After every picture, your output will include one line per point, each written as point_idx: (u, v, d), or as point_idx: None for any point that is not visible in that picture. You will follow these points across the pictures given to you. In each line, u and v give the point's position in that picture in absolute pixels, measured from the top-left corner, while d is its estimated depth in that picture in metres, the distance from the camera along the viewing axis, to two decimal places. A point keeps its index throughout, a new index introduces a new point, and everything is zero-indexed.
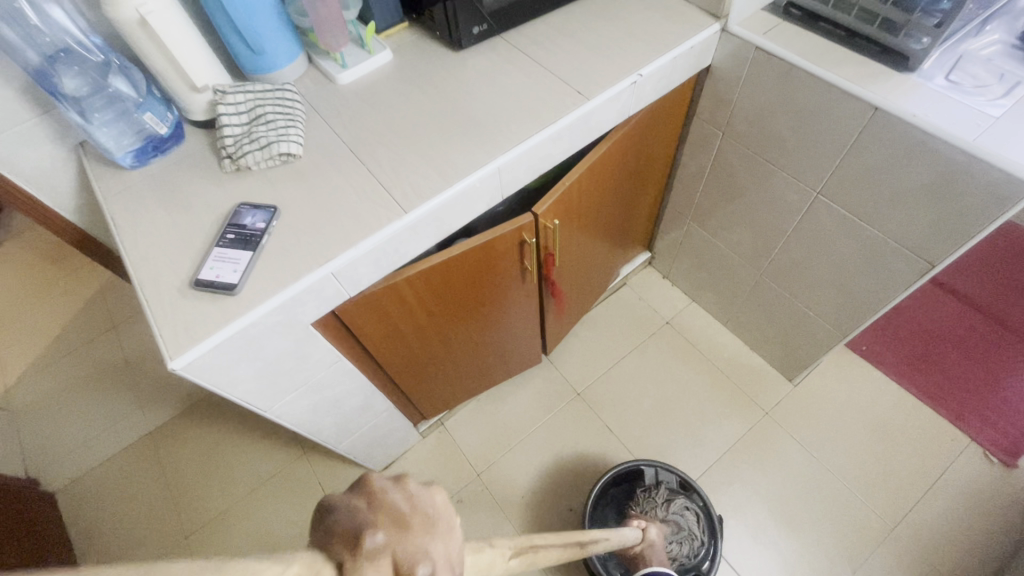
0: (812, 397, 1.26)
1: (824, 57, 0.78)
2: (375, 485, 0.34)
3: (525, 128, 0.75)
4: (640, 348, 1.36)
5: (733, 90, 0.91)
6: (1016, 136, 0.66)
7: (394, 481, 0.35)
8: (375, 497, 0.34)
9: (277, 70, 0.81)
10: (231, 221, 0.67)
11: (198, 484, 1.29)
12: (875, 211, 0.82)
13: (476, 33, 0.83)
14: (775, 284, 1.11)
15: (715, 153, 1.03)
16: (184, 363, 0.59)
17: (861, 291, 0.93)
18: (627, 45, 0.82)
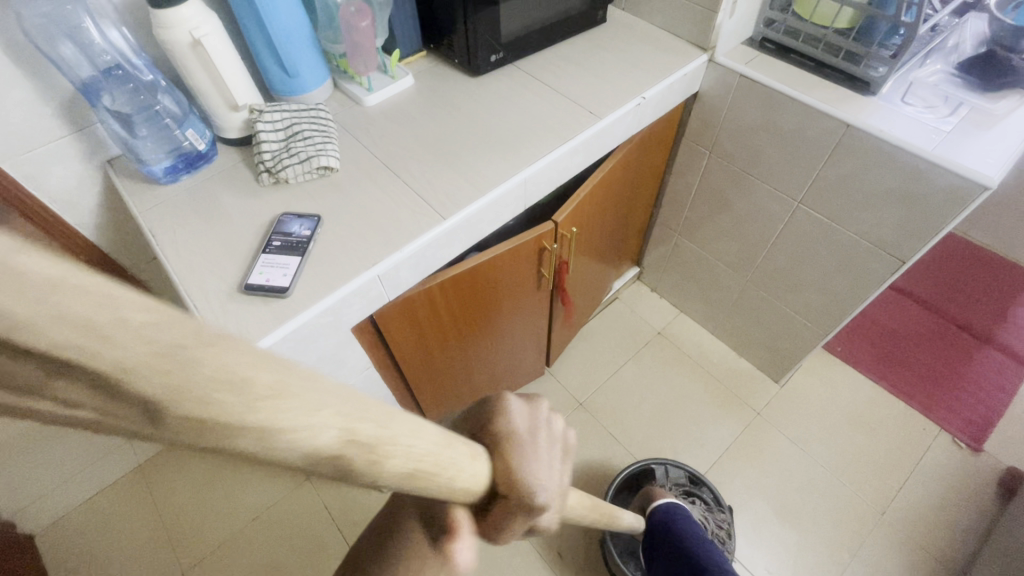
0: (797, 396, 1.35)
1: (798, 83, 0.90)
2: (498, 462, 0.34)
3: (545, 143, 0.82)
4: (636, 358, 1.43)
5: (719, 114, 1.02)
6: (966, 146, 0.77)
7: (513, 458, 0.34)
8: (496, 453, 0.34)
9: (307, 93, 0.85)
10: (276, 229, 0.70)
11: (194, 517, 1.24)
12: (851, 216, 0.93)
13: (493, 61, 0.90)
14: (760, 290, 1.21)
15: (702, 171, 1.14)
16: None
17: (841, 290, 1.04)
18: (627, 72, 0.92)
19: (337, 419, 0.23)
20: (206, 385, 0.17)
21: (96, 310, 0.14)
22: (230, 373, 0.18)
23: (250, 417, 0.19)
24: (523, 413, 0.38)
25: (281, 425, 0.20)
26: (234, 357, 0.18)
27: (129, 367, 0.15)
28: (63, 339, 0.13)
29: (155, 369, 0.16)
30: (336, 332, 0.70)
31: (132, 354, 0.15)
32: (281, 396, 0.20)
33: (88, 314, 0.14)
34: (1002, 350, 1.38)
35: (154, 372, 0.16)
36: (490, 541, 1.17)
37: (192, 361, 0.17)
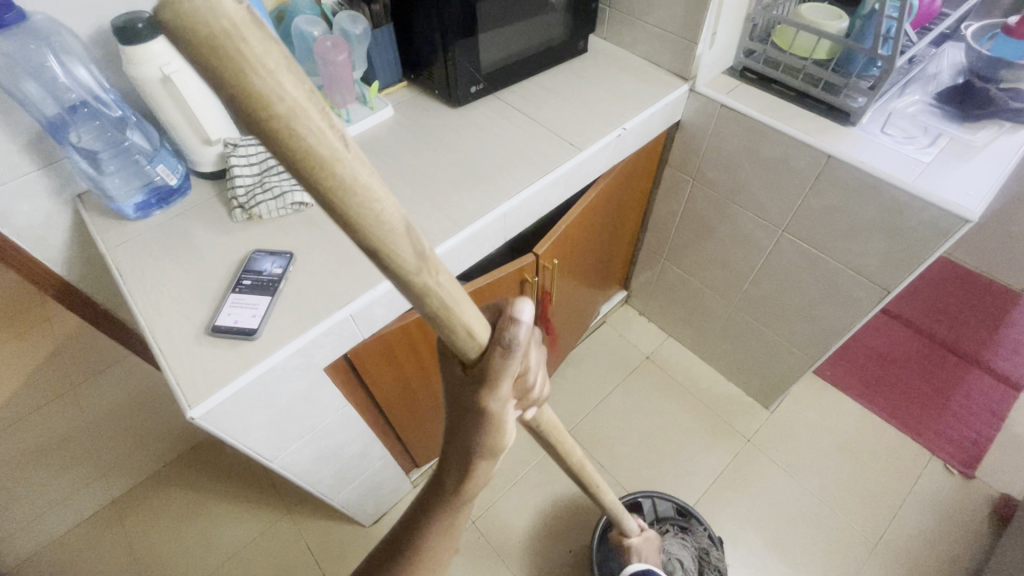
0: (787, 422, 1.33)
1: (778, 112, 0.90)
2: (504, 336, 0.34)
3: (524, 175, 0.81)
4: (624, 384, 1.41)
5: (701, 142, 1.02)
6: (947, 178, 0.77)
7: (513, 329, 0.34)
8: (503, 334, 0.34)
9: None
10: (246, 267, 0.68)
11: (169, 554, 1.20)
12: (834, 245, 0.92)
13: (473, 92, 0.90)
14: (747, 316, 1.20)
15: (686, 198, 1.13)
16: (203, 412, 0.58)
17: (827, 318, 1.03)
18: (608, 102, 0.91)
19: (430, 265, 0.28)
20: (350, 199, 0.23)
21: (295, 97, 0.20)
22: (372, 202, 0.23)
23: (371, 230, 0.24)
24: (516, 331, 0.34)
25: (394, 248, 0.26)
26: (377, 190, 0.24)
27: (307, 153, 0.21)
28: (289, 121, 0.20)
29: (319, 158, 0.21)
30: (308, 373, 0.67)
31: (298, 97, 0.20)
32: (397, 231, 0.25)
33: (286, 100, 0.20)
34: (992, 374, 1.37)
35: (331, 169, 0.22)
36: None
37: (356, 168, 0.23)
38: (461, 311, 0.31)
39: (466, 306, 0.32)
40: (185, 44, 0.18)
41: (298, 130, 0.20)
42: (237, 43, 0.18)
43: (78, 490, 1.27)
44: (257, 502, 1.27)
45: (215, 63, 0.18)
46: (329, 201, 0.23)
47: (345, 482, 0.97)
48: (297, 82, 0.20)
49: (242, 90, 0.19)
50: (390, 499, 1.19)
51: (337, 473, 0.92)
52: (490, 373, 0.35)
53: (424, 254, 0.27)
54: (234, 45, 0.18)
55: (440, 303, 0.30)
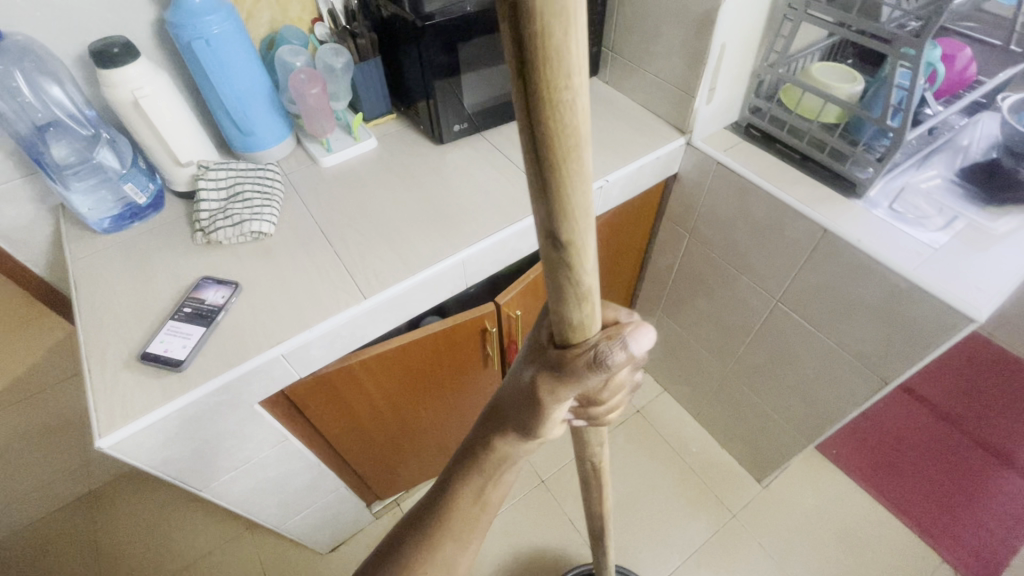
0: (780, 501, 1.23)
1: (776, 177, 0.83)
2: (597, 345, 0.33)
3: (491, 222, 0.78)
4: (609, 437, 1.34)
5: (697, 198, 0.96)
6: (955, 269, 0.69)
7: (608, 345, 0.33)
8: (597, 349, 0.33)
9: (265, 150, 0.84)
10: (191, 294, 0.68)
11: (129, 555, 1.21)
12: (831, 324, 0.84)
13: (457, 130, 0.89)
14: (742, 383, 1.12)
15: (682, 253, 1.07)
16: (112, 444, 0.57)
17: (823, 399, 0.94)
18: (595, 151, 0.88)
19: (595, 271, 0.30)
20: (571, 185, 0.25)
21: (572, 86, 0.22)
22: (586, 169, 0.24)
23: (567, 215, 0.26)
24: (639, 347, 0.33)
25: (579, 242, 0.27)
26: (587, 165, 0.25)
27: (547, 133, 0.23)
28: (558, 57, 0.21)
29: (566, 141, 0.23)
30: (235, 408, 0.66)
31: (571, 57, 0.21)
32: (586, 228, 0.27)
33: (568, 93, 0.22)
34: None
35: (564, 123, 0.23)
36: None
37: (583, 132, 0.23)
38: (593, 304, 0.31)
39: (589, 306, 0.31)
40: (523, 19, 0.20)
41: (569, 110, 0.22)
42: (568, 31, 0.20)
43: None
44: (221, 514, 1.26)
45: None
46: (551, 182, 0.24)
47: (292, 512, 0.95)
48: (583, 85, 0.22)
49: (548, 74, 0.21)
50: (348, 530, 1.16)
51: (281, 503, 0.90)
52: (582, 375, 0.34)
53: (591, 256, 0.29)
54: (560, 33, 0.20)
55: (575, 301, 0.31)
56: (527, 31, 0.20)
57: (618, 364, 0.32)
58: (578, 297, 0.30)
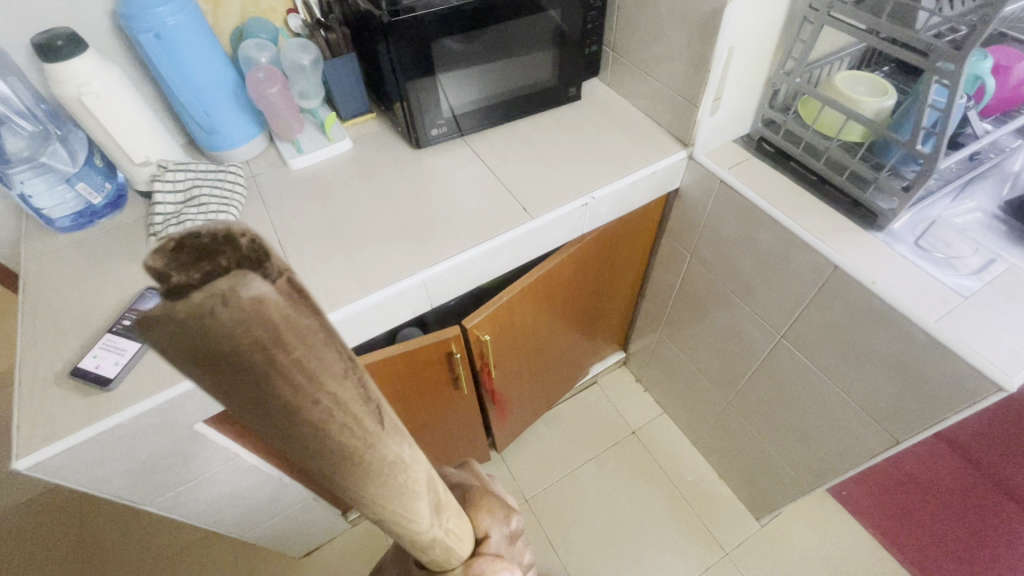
0: (779, 542, 1.14)
1: (786, 200, 0.74)
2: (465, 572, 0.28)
3: (460, 240, 0.71)
4: (600, 458, 1.27)
5: (700, 217, 0.87)
6: (988, 323, 0.59)
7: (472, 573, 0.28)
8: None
9: (231, 149, 0.80)
10: (133, 306, 0.64)
11: (112, 542, 1.22)
12: (840, 370, 0.74)
13: (435, 134, 0.82)
14: (743, 417, 1.03)
15: (683, 273, 0.98)
16: (30, 465, 0.54)
17: (828, 447, 0.84)
18: (585, 162, 0.79)
19: (438, 513, 0.24)
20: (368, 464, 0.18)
21: (332, 385, 0.14)
22: (401, 470, 0.19)
23: (375, 491, 0.19)
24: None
25: (400, 504, 0.20)
26: (402, 464, 0.19)
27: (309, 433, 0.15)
28: (312, 401, 0.14)
29: (354, 462, 0.17)
30: (171, 430, 0.62)
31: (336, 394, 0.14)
32: (412, 488, 0.20)
33: (328, 396, 0.14)
34: None
35: (346, 446, 0.16)
36: None
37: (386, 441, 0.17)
38: (444, 548, 0.26)
39: (444, 545, 0.25)
40: (208, 348, 0.11)
41: (351, 441, 0.16)
42: (297, 330, 0.12)
43: None
44: None
45: (233, 354, 0.12)
46: (339, 468, 0.17)
47: (255, 522, 0.92)
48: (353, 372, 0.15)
49: (284, 387, 0.13)
50: (321, 536, 1.14)
51: (241, 515, 0.87)
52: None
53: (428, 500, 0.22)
54: (282, 339, 0.12)
55: (414, 542, 0.24)
56: (251, 389, 0.13)
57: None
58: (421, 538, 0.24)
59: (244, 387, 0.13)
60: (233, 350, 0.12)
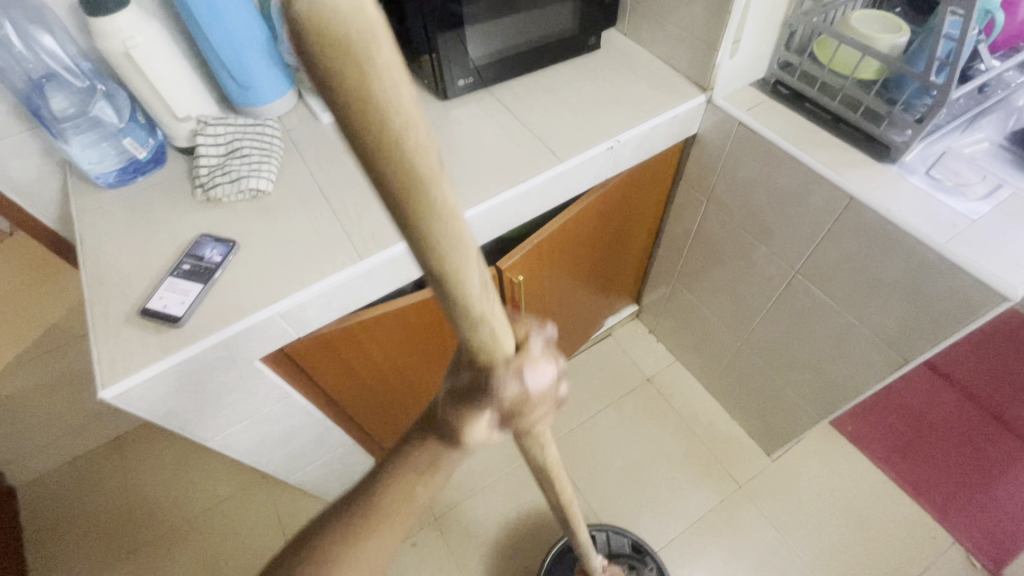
0: (789, 475, 1.21)
1: (803, 139, 0.77)
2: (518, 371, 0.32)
3: (493, 184, 0.75)
4: (617, 403, 1.33)
5: (717, 161, 0.90)
6: (993, 243, 0.63)
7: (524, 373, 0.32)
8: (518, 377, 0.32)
9: (264, 105, 0.82)
10: (190, 251, 0.68)
11: (155, 497, 1.28)
12: (852, 299, 0.79)
13: (461, 85, 0.84)
14: (756, 356, 1.08)
15: (699, 219, 1.02)
16: (114, 394, 0.59)
17: (838, 374, 0.90)
18: (608, 108, 0.82)
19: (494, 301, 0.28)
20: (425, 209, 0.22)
21: (415, 148, 0.20)
22: (468, 263, 0.25)
23: (447, 282, 0.25)
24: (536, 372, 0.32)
25: (462, 264, 0.24)
26: (472, 255, 0.25)
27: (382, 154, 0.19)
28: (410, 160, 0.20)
29: (436, 245, 0.23)
30: (234, 365, 0.67)
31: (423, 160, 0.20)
32: (473, 287, 0.26)
33: (416, 161, 0.20)
34: None
35: (432, 220, 0.22)
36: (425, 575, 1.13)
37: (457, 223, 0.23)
38: (495, 328, 0.29)
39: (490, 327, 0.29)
40: (344, 99, 0.18)
41: (438, 212, 0.22)
42: (393, 94, 0.18)
43: None
44: (239, 461, 1.32)
45: (353, 100, 0.18)
46: (421, 246, 0.23)
47: (300, 463, 0.98)
48: (402, 76, 0.18)
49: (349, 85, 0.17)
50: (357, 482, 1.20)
51: (288, 455, 0.93)
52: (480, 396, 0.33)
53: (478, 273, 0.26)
54: (378, 90, 0.18)
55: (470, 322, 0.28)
56: (370, 149, 0.19)
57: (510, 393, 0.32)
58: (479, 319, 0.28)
59: (316, 86, 0.17)
60: (360, 97, 0.18)
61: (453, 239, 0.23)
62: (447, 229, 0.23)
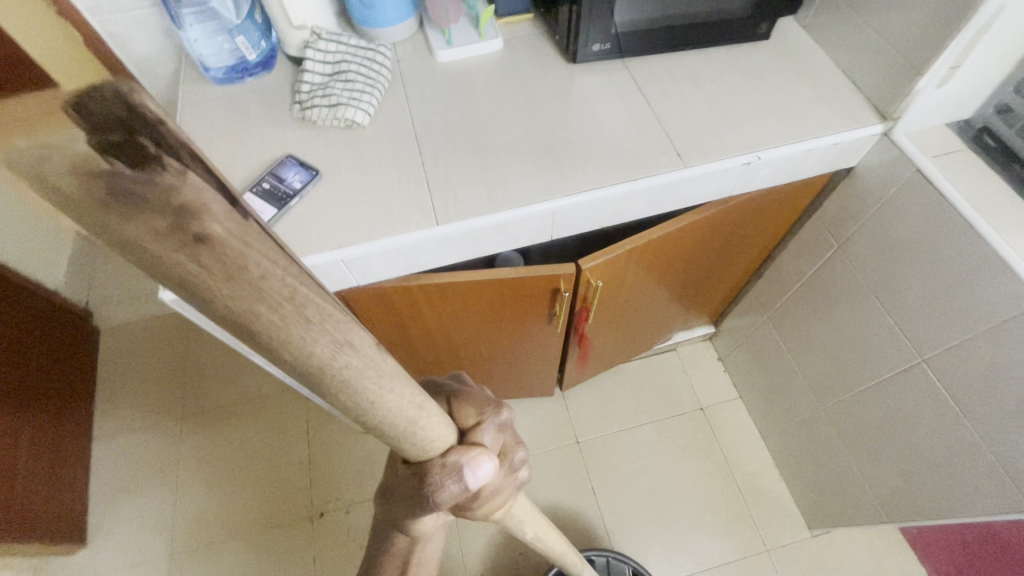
0: (826, 557, 1.09)
1: (997, 212, 0.61)
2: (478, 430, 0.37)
3: (599, 174, 0.66)
4: (661, 423, 1.24)
5: (867, 205, 0.75)
6: None
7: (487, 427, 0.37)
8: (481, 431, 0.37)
9: (383, 29, 0.76)
10: (272, 170, 0.66)
11: (208, 373, 1.37)
12: (986, 415, 0.65)
13: (595, 51, 0.73)
14: (835, 427, 0.95)
15: (822, 263, 0.88)
16: (172, 297, 0.59)
17: (929, 485, 0.77)
18: (757, 114, 0.69)
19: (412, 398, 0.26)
20: (351, 389, 0.23)
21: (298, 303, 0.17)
22: (382, 397, 0.24)
23: (377, 411, 0.25)
24: (480, 473, 0.33)
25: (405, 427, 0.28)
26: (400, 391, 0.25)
27: (240, 294, 0.16)
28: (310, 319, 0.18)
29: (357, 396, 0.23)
30: None
31: (309, 313, 0.18)
32: (399, 402, 0.25)
33: (307, 313, 0.18)
34: None
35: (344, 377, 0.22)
36: None
37: (375, 386, 0.23)
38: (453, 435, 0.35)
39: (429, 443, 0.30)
40: (209, 298, 0.16)
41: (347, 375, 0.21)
42: (254, 268, 0.16)
43: None
44: None
45: (210, 289, 0.15)
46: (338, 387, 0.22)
47: None
48: (265, 248, 0.16)
49: (249, 313, 0.17)
50: None
51: None
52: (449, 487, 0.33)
53: (374, 370, 0.22)
54: (238, 277, 0.15)
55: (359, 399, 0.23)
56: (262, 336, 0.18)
57: (453, 495, 0.32)
58: (394, 416, 0.26)
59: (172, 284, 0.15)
60: (243, 295, 0.16)
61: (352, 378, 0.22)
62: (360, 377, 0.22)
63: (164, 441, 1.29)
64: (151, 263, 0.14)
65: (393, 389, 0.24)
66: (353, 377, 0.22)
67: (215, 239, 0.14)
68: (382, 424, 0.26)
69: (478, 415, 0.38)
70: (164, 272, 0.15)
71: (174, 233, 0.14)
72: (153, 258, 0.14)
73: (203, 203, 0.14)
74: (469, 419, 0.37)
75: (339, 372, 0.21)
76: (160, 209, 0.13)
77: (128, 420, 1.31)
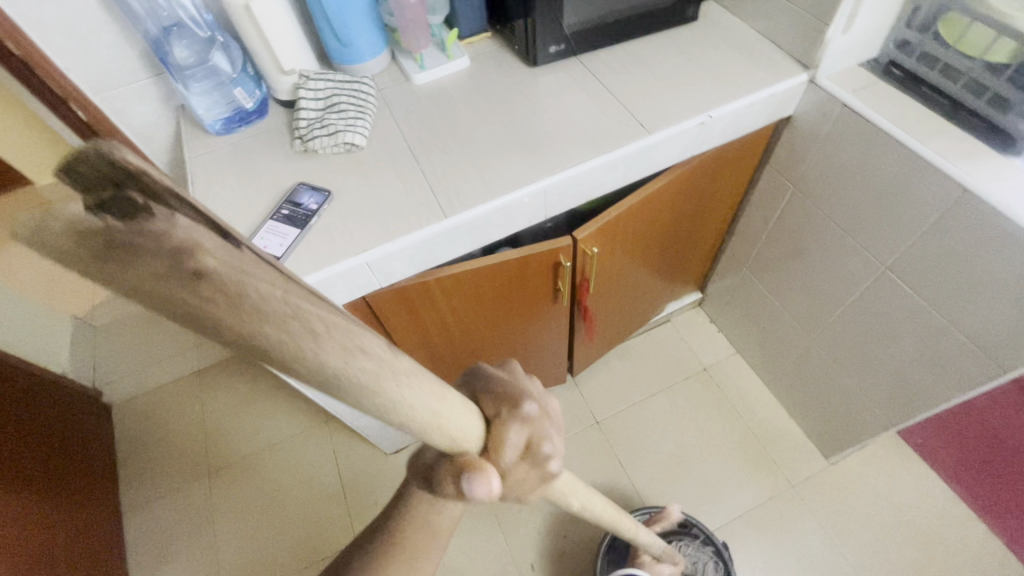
0: (847, 480, 1.16)
1: (916, 126, 0.72)
2: (506, 423, 0.38)
3: (578, 152, 0.75)
4: (671, 389, 1.31)
5: (810, 145, 0.86)
6: None
7: (516, 421, 0.38)
8: (508, 425, 0.38)
9: (361, 64, 0.85)
10: (289, 198, 0.72)
11: (228, 427, 1.39)
12: (949, 300, 0.74)
13: (552, 52, 0.83)
14: (827, 353, 1.04)
15: (784, 206, 0.98)
16: None
17: (918, 379, 0.86)
18: (701, 82, 0.80)
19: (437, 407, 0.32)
20: (377, 398, 0.28)
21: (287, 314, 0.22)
22: (407, 410, 0.30)
23: (405, 418, 0.31)
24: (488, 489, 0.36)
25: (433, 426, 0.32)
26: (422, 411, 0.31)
27: (233, 309, 0.20)
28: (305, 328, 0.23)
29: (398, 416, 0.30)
30: None
31: (300, 322, 0.22)
32: (430, 412, 0.31)
33: (299, 325, 0.23)
34: None
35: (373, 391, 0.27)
36: (467, 531, 1.17)
37: (410, 400, 0.30)
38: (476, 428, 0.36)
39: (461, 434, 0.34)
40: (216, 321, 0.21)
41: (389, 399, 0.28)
42: (245, 290, 0.20)
43: (176, 354, 1.51)
44: (302, 405, 1.40)
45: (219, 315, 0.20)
46: (344, 387, 0.26)
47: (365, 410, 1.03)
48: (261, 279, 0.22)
49: (255, 332, 0.21)
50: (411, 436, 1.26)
51: (355, 401, 0.98)
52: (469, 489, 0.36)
53: (395, 378, 0.28)
54: (230, 294, 0.20)
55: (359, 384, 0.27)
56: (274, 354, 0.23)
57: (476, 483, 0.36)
58: (414, 420, 0.31)
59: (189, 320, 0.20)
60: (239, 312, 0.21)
61: (349, 375, 0.26)
62: (356, 375, 0.26)
63: (196, 500, 1.29)
64: (168, 302, 0.19)
65: (413, 393, 0.30)
66: (350, 374, 0.25)
67: (208, 272, 0.19)
68: (416, 427, 0.32)
69: (501, 410, 0.38)
70: (172, 306, 0.19)
71: (175, 273, 0.18)
72: (167, 295, 0.19)
73: (190, 242, 0.19)
74: (491, 412, 0.38)
75: (340, 376, 0.25)
76: (156, 251, 0.18)
77: (156, 488, 1.32)
